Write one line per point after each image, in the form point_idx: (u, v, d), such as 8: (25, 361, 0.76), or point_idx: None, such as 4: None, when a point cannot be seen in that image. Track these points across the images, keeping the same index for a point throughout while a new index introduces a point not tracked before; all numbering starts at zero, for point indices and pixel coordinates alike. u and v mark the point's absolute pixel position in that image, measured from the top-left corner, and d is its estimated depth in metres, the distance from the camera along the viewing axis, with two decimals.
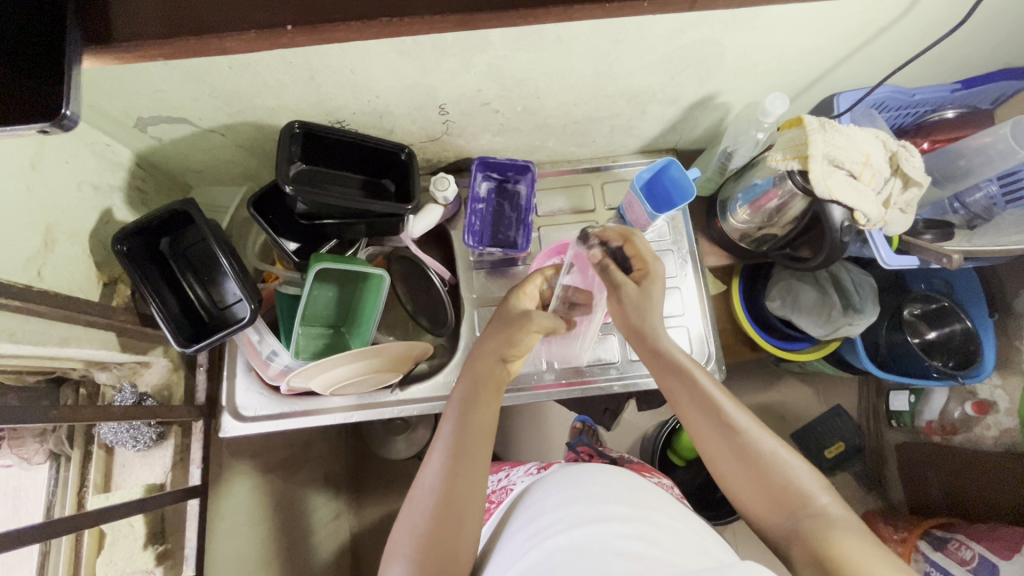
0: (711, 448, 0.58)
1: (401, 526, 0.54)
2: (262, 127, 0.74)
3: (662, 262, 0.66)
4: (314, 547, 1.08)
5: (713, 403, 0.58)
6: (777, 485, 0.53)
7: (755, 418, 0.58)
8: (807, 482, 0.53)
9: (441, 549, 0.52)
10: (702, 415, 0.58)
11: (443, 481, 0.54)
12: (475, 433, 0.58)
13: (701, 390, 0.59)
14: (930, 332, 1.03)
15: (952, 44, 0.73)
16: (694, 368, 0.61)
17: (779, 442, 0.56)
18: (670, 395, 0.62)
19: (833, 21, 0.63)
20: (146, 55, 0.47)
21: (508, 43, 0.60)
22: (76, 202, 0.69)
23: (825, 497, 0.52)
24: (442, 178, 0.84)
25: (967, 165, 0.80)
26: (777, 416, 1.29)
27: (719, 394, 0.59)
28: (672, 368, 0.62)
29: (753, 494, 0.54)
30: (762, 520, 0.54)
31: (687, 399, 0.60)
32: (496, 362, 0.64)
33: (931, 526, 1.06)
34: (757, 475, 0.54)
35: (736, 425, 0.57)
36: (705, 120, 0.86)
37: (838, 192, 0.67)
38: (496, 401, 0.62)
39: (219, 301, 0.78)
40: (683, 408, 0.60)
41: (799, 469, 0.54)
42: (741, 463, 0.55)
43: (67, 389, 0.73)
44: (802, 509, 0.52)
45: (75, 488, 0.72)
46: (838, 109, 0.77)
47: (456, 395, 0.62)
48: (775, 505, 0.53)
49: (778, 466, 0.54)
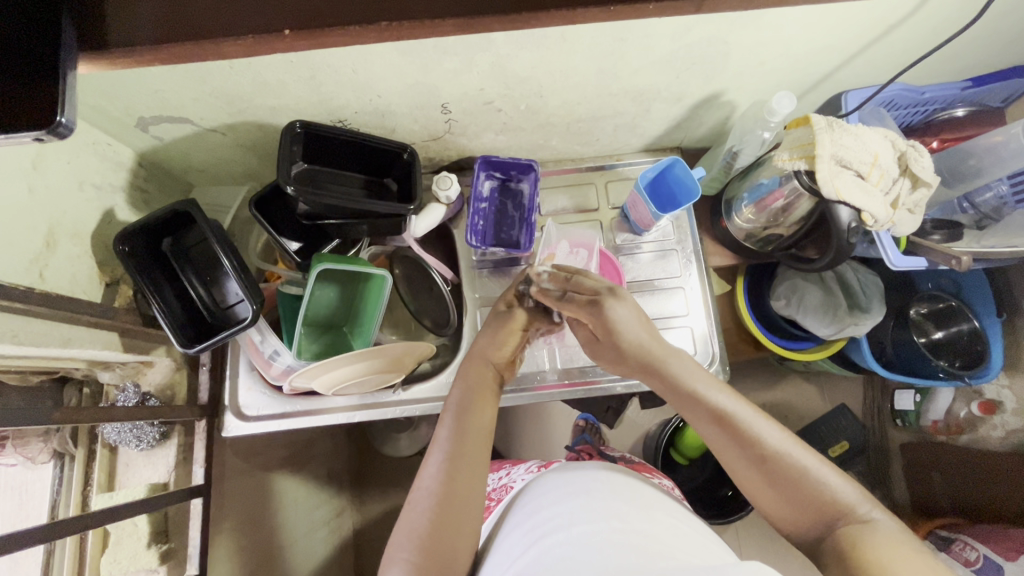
0: (742, 471, 0.56)
1: (399, 533, 0.53)
2: (263, 127, 0.73)
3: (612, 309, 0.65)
4: (318, 542, 1.09)
5: (738, 426, 0.56)
6: (811, 499, 0.52)
7: (783, 431, 0.56)
8: (840, 491, 0.52)
9: (440, 551, 0.51)
10: (727, 438, 0.57)
11: (441, 484, 0.54)
12: (473, 439, 0.58)
13: (723, 413, 0.57)
14: (937, 332, 1.01)
15: (963, 41, 0.72)
16: (713, 390, 0.59)
17: (809, 453, 0.54)
18: (692, 420, 0.60)
19: (842, 19, 0.62)
20: (142, 60, 0.47)
21: (511, 43, 0.59)
22: (77, 203, 0.69)
23: (866, 505, 0.51)
24: (444, 177, 0.83)
25: (978, 165, 0.78)
26: (781, 414, 1.28)
27: (744, 414, 0.57)
28: (689, 396, 0.60)
29: (788, 510, 0.54)
30: (803, 533, 0.53)
31: (708, 424, 0.58)
32: (484, 366, 0.68)
33: (936, 527, 1.06)
34: (790, 491, 0.53)
35: (763, 446, 0.55)
36: (710, 118, 0.85)
37: (846, 193, 0.65)
38: (491, 407, 0.63)
39: (222, 302, 0.78)
40: (705, 433, 0.59)
41: (832, 479, 0.53)
42: (773, 481, 0.54)
43: (71, 389, 0.73)
44: (841, 523, 0.50)
45: (79, 487, 0.72)
46: (847, 107, 0.76)
47: (450, 403, 0.63)
48: (813, 517, 0.52)
49: (812, 481, 0.53)
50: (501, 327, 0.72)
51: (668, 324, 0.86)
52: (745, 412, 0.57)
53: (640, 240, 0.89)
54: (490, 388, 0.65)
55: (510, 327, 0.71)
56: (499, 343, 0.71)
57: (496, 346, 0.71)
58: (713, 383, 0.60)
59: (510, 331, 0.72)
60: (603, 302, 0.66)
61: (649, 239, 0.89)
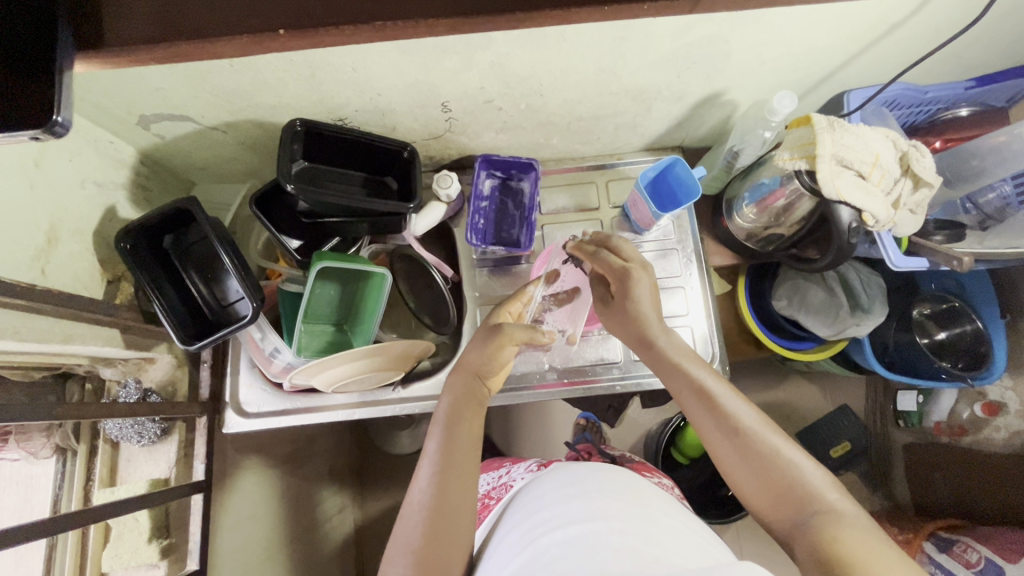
0: (716, 445, 0.58)
1: (393, 548, 0.53)
2: (264, 125, 0.74)
3: (647, 274, 0.66)
4: (318, 539, 1.10)
5: (715, 400, 0.58)
6: (781, 481, 0.53)
7: (759, 413, 0.58)
8: (812, 478, 0.53)
9: (434, 562, 0.52)
10: (705, 412, 0.58)
11: (432, 497, 0.54)
12: (461, 449, 0.58)
13: (702, 386, 0.59)
14: (941, 332, 1.01)
15: (966, 41, 0.71)
16: (695, 364, 0.62)
17: (784, 438, 0.56)
18: (673, 392, 0.63)
19: (843, 19, 0.62)
20: (140, 59, 0.47)
21: (509, 41, 0.59)
22: (79, 200, 0.69)
23: (834, 494, 0.51)
24: (444, 176, 0.83)
25: (980, 166, 0.78)
26: (783, 414, 1.28)
27: (720, 390, 0.59)
28: (673, 366, 0.62)
29: (760, 493, 0.54)
30: (771, 518, 0.54)
31: (688, 396, 0.60)
32: (472, 379, 0.65)
33: (938, 528, 1.05)
34: (761, 470, 0.54)
35: (739, 423, 0.56)
36: (712, 117, 0.84)
37: (847, 193, 0.65)
38: (479, 418, 0.62)
39: (223, 299, 0.78)
40: (687, 405, 0.60)
41: (805, 467, 0.53)
42: (745, 459, 0.55)
43: (73, 384, 0.74)
44: (810, 507, 0.51)
45: (81, 481, 0.73)
46: (849, 107, 0.75)
47: (438, 414, 0.63)
48: (782, 502, 0.52)
49: (783, 463, 0.54)
50: (490, 338, 0.66)
51: (668, 324, 0.86)
52: (722, 389, 0.59)
53: (641, 240, 0.89)
54: (477, 398, 0.63)
55: (501, 341, 0.66)
56: (490, 356, 0.65)
57: (484, 355, 0.65)
58: (697, 360, 0.63)
59: (499, 345, 0.66)
60: (631, 271, 0.66)
61: (650, 239, 0.89)
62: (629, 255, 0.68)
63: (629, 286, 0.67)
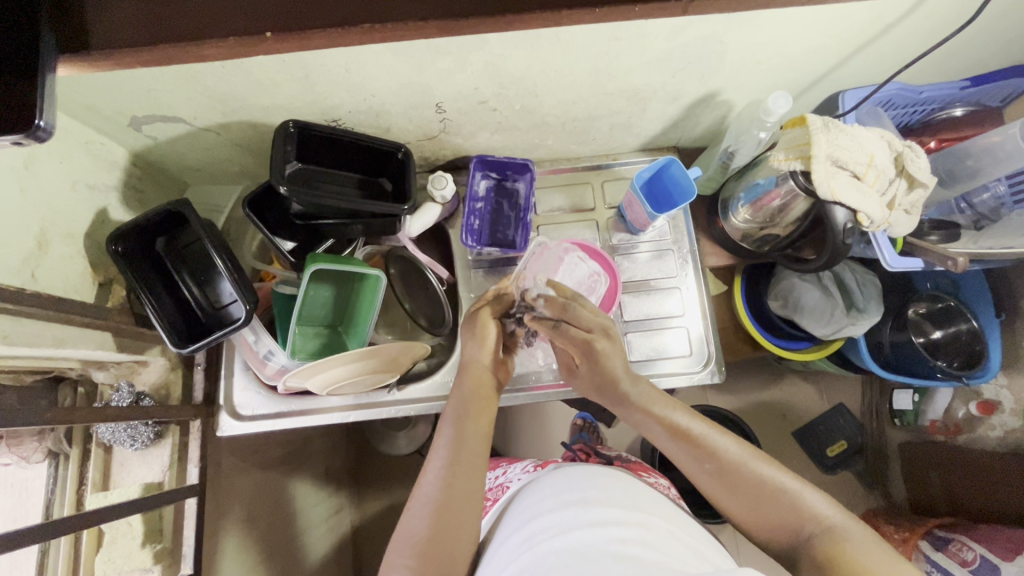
0: (705, 484, 0.58)
1: (397, 543, 0.53)
2: (257, 126, 0.73)
3: (613, 342, 0.67)
4: (315, 541, 1.09)
5: (694, 438, 0.60)
6: (775, 506, 0.54)
7: (741, 442, 0.59)
8: (804, 497, 0.54)
9: (439, 557, 0.51)
10: (686, 453, 0.60)
11: (439, 492, 0.55)
12: (470, 446, 0.59)
13: (678, 427, 0.61)
14: (936, 332, 1.00)
15: (961, 40, 0.71)
16: (669, 409, 0.63)
17: (769, 464, 0.56)
18: (653, 437, 0.64)
19: (836, 21, 0.62)
20: (123, 62, 0.47)
21: (503, 42, 0.59)
22: (70, 202, 0.69)
23: (829, 509, 0.52)
24: (439, 176, 0.83)
25: (975, 165, 0.77)
26: (779, 414, 1.28)
27: (699, 429, 0.61)
28: (647, 413, 0.64)
29: (758, 519, 0.55)
30: (772, 541, 0.54)
31: (668, 440, 0.62)
32: (479, 372, 0.70)
33: (932, 527, 1.06)
34: (748, 497, 0.55)
35: (721, 456, 0.58)
36: (707, 118, 0.84)
37: (842, 193, 0.65)
38: (486, 414, 0.64)
39: (215, 302, 0.78)
40: (670, 451, 0.61)
41: (794, 487, 0.54)
42: (735, 489, 0.56)
43: (65, 388, 0.73)
44: (808, 526, 0.52)
45: (74, 486, 0.72)
46: (844, 107, 0.75)
47: (449, 412, 0.64)
48: (781, 527, 0.53)
49: (773, 488, 0.55)
50: (473, 326, 0.73)
51: (666, 325, 0.86)
52: (701, 427, 0.61)
53: (637, 240, 0.89)
54: (484, 394, 0.67)
55: (483, 319, 0.72)
56: (488, 348, 0.72)
57: (482, 347, 0.72)
58: (670, 403, 0.64)
59: (481, 325, 0.72)
60: (594, 342, 0.67)
61: (646, 239, 0.89)
62: (590, 324, 0.68)
63: (595, 355, 0.68)
